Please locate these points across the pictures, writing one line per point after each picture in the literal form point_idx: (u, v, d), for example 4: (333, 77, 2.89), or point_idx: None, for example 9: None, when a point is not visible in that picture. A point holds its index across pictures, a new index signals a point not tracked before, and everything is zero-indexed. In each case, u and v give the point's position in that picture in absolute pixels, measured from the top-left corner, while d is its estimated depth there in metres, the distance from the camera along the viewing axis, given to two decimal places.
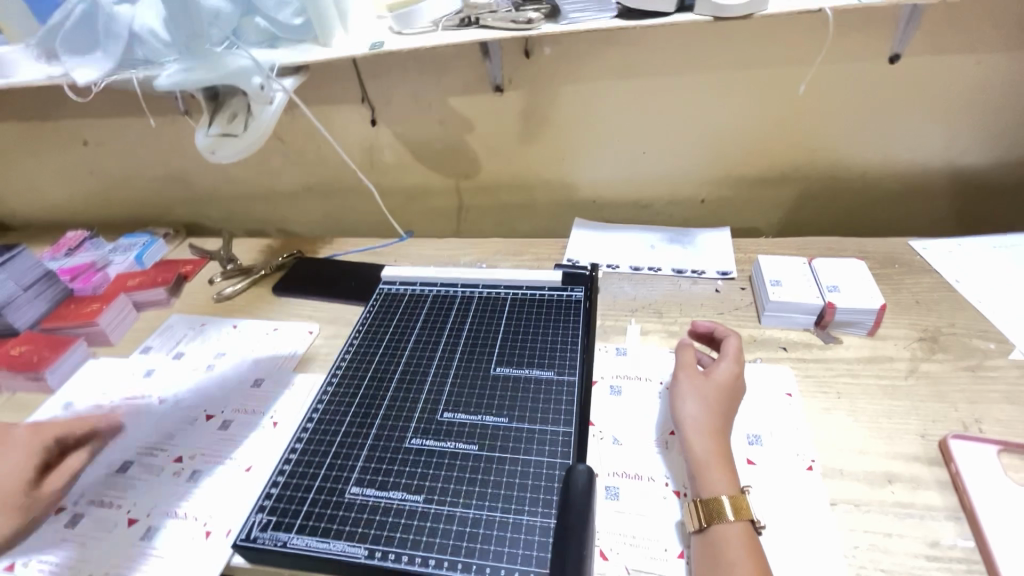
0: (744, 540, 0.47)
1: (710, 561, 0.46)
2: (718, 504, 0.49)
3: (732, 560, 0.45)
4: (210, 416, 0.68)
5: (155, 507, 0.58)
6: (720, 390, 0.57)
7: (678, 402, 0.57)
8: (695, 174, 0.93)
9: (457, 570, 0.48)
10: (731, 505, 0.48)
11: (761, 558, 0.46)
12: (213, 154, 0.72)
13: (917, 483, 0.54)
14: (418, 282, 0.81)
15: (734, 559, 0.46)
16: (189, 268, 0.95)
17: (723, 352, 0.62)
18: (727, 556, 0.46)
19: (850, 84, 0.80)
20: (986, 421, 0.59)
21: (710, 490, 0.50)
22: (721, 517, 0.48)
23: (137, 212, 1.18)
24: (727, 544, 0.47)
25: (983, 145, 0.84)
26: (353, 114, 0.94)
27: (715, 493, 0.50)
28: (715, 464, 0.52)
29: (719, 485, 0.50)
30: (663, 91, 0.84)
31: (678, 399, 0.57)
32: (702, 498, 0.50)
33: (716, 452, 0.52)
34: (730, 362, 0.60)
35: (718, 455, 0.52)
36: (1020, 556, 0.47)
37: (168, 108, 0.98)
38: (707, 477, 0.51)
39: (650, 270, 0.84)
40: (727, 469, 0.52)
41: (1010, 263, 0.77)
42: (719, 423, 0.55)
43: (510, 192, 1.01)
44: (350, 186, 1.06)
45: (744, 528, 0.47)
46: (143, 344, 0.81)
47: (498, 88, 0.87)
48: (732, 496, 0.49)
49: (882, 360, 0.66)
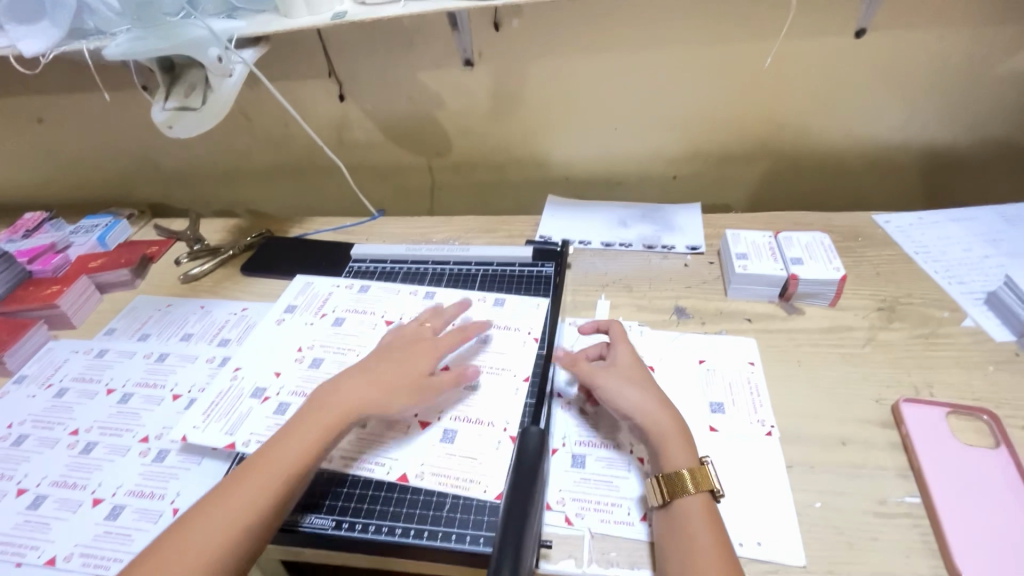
0: (705, 512, 0.48)
1: (672, 532, 0.47)
2: (680, 478, 0.49)
3: (694, 533, 0.46)
4: (177, 395, 0.67)
5: (120, 487, 0.58)
6: (634, 368, 0.58)
7: (616, 399, 0.55)
8: (666, 150, 0.94)
9: (423, 538, 0.51)
10: (690, 478, 0.49)
11: (719, 528, 0.47)
12: (171, 129, 0.69)
13: (870, 445, 0.56)
14: (389, 260, 0.83)
15: (698, 530, 0.46)
16: (155, 249, 0.93)
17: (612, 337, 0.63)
18: (690, 528, 0.47)
19: (817, 59, 0.81)
20: (937, 385, 0.61)
21: (672, 464, 0.50)
22: (684, 491, 0.48)
23: (100, 193, 1.14)
24: (690, 516, 0.47)
25: (944, 120, 0.86)
26: (320, 90, 0.92)
27: (676, 468, 0.50)
28: (675, 439, 0.52)
29: (679, 459, 0.51)
30: (632, 65, 0.83)
31: (616, 396, 0.55)
32: (664, 473, 0.50)
33: (675, 427, 0.53)
34: (624, 343, 0.61)
35: (675, 428, 0.53)
36: (961, 510, 0.50)
37: (124, 83, 0.94)
38: (669, 451, 0.51)
39: (621, 246, 0.84)
40: (687, 443, 0.52)
41: (965, 234, 0.80)
42: (659, 399, 0.55)
43: (483, 168, 1.00)
44: (321, 165, 1.04)
45: (703, 499, 0.48)
46: (106, 326, 0.80)
47: (469, 62, 0.85)
48: (693, 470, 0.49)
49: (842, 330, 0.68)
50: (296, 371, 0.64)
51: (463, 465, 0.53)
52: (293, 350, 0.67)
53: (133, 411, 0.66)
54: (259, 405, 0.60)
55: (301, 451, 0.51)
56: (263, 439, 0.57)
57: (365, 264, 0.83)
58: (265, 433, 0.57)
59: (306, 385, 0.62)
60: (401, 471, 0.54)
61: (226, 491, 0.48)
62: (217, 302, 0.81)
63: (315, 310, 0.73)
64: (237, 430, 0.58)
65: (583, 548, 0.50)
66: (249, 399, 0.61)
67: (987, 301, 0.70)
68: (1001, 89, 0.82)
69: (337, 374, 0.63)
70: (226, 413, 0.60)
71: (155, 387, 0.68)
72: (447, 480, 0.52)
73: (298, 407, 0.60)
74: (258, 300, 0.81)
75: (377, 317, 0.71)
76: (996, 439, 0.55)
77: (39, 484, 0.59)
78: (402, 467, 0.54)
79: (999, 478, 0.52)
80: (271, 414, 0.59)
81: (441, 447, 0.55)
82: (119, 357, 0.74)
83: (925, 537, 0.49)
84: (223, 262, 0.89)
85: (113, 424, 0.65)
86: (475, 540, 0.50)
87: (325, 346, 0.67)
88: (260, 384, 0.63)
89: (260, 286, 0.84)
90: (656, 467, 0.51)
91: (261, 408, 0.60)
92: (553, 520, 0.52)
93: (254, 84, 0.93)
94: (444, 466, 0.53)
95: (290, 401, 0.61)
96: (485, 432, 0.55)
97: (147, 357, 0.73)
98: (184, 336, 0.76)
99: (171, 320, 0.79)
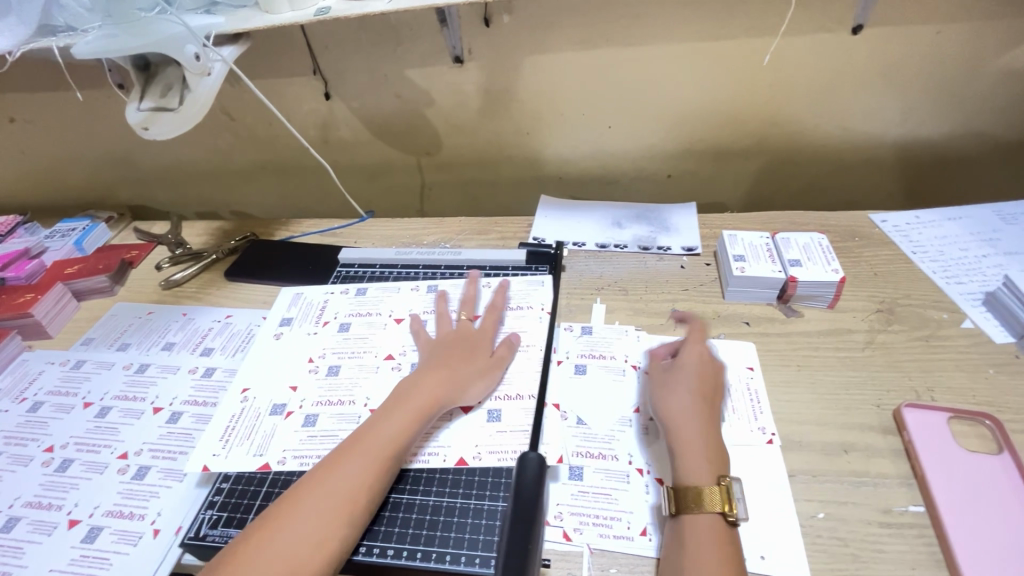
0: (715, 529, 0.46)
1: (675, 543, 0.47)
2: (693, 492, 0.47)
3: (695, 550, 0.45)
4: (158, 408, 0.64)
5: (97, 507, 0.55)
6: (695, 374, 0.57)
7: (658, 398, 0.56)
8: (660, 149, 0.92)
9: (416, 559, 0.49)
10: (710, 495, 0.47)
11: (726, 547, 0.45)
12: (145, 131, 0.66)
13: (872, 452, 0.55)
14: (378, 264, 0.81)
15: (705, 549, 0.45)
16: (135, 254, 0.89)
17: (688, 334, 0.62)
18: (693, 544, 0.45)
19: (813, 56, 0.79)
20: (938, 389, 0.60)
21: (692, 478, 0.49)
22: (695, 507, 0.47)
23: (77, 195, 1.11)
24: (699, 534, 0.46)
25: (939, 117, 0.85)
26: (305, 88, 0.89)
27: (696, 481, 0.48)
28: (702, 450, 0.50)
29: (701, 473, 0.49)
30: (626, 62, 0.82)
31: (660, 395, 0.56)
32: (678, 484, 0.49)
33: (705, 440, 0.51)
34: (697, 346, 0.60)
35: (705, 443, 0.51)
36: (967, 520, 0.49)
37: (98, 81, 0.90)
38: (687, 463, 0.50)
39: (616, 248, 0.83)
40: (715, 457, 0.50)
41: (962, 233, 0.79)
42: (704, 406, 0.53)
43: (474, 168, 0.98)
44: (308, 165, 1.01)
45: (717, 520, 0.46)
46: (83, 336, 0.77)
47: (458, 59, 0.83)
48: (707, 488, 0.47)
49: (841, 333, 0.67)
50: (313, 381, 0.63)
51: (517, 441, 0.55)
52: (304, 361, 0.65)
53: (111, 426, 0.63)
54: (284, 421, 0.59)
55: (396, 438, 0.51)
56: (301, 455, 0.55)
57: (354, 269, 0.81)
58: (299, 448, 0.56)
59: (329, 394, 0.61)
60: (458, 455, 0.54)
61: (324, 472, 0.48)
62: (200, 309, 0.79)
63: (314, 320, 0.71)
64: (267, 450, 0.56)
65: (582, 565, 0.48)
66: (270, 417, 0.59)
67: (986, 302, 0.69)
68: (998, 86, 0.81)
69: (361, 374, 0.63)
70: (247, 435, 0.58)
71: (135, 400, 0.66)
72: (505, 454, 0.54)
73: (328, 415, 0.59)
74: (244, 306, 0.79)
75: (385, 315, 0.70)
76: (999, 445, 0.54)
77: (11, 506, 0.56)
78: (457, 451, 0.55)
79: (1004, 485, 0.51)
80: (299, 427, 0.58)
81: (490, 426, 0.56)
82: (97, 369, 0.71)
83: (931, 547, 0.48)
84: (206, 267, 0.86)
85: (90, 440, 0.62)
86: (470, 560, 0.49)
87: (337, 353, 0.66)
88: (278, 401, 0.61)
89: (244, 292, 0.81)
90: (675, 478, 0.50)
91: (285, 425, 0.58)
92: (550, 535, 0.50)
93: (236, 82, 0.89)
94: (498, 442, 0.55)
95: (318, 411, 0.59)
96: (530, 409, 0.57)
97: (126, 368, 0.70)
98: (165, 345, 0.73)
99: (152, 328, 0.76)
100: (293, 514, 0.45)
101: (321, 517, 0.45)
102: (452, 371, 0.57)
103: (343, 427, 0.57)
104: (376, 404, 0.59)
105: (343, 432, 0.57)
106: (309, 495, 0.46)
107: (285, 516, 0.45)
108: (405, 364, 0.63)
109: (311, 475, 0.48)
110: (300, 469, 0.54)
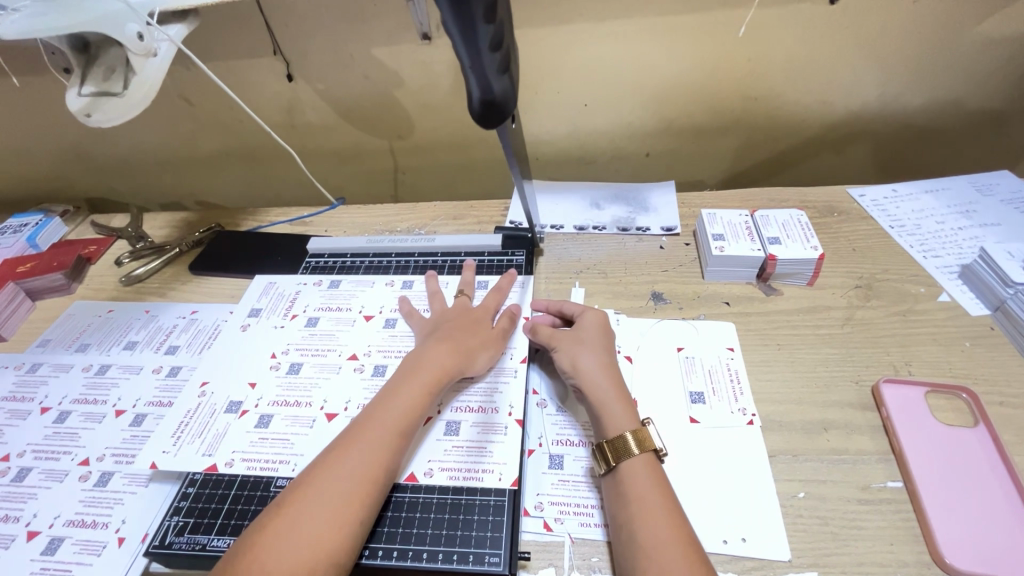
0: (629, 408, 0.52)
1: (618, 497, 0.47)
2: (621, 441, 0.49)
3: (639, 493, 0.46)
4: (120, 411, 0.62)
5: (58, 517, 0.53)
6: (597, 334, 0.59)
7: (576, 356, 0.57)
8: (638, 127, 0.90)
9: (392, 558, 0.47)
10: (634, 439, 0.49)
11: (664, 486, 0.46)
12: (88, 118, 0.61)
13: (851, 429, 0.55)
14: (349, 253, 0.78)
15: (599, 379, 0.54)
16: (92, 249, 0.85)
17: (583, 325, 0.61)
18: (634, 491, 0.46)
19: (792, 29, 0.77)
20: (915, 363, 0.60)
21: (614, 428, 0.50)
22: (626, 453, 0.48)
23: (29, 186, 1.05)
24: (603, 403, 0.53)
25: (917, 88, 0.84)
26: (266, 69, 0.85)
27: (619, 430, 0.50)
28: (666, 535, 0.43)
29: (635, 462, 0.48)
30: (601, 38, 0.79)
31: (575, 356, 0.57)
32: (608, 438, 0.50)
33: (673, 530, 0.43)
34: (594, 311, 0.62)
35: (617, 391, 0.54)
36: (947, 498, 0.49)
37: (34, 65, 0.84)
38: (610, 413, 0.52)
39: (595, 229, 0.81)
40: (654, 468, 0.48)
41: (936, 206, 0.79)
42: (611, 366, 0.56)
43: (449, 150, 0.95)
44: (273, 151, 0.97)
45: (647, 459, 0.48)
46: (39, 338, 0.73)
47: (426, 36, 0.78)
48: (635, 430, 0.50)
49: (820, 309, 0.67)
50: (273, 379, 0.60)
51: (471, 455, 0.53)
52: (267, 356, 0.63)
53: (70, 431, 0.60)
54: (237, 421, 0.57)
55: (406, 412, 0.51)
56: (249, 458, 0.54)
57: (323, 259, 0.78)
58: (249, 450, 0.54)
59: (287, 394, 0.59)
60: (411, 470, 0.52)
61: (332, 459, 0.47)
62: (163, 305, 0.75)
63: (282, 313, 0.69)
64: (216, 450, 0.54)
65: (563, 555, 0.47)
66: (224, 416, 0.57)
67: (962, 274, 0.69)
68: (974, 56, 0.80)
69: (321, 375, 0.61)
70: (200, 432, 0.56)
71: (96, 403, 0.63)
72: (456, 472, 0.52)
73: (283, 416, 0.57)
74: (209, 300, 0.75)
75: (355, 312, 0.68)
76: (975, 417, 0.54)
77: None
78: (410, 466, 0.53)
79: (979, 458, 0.51)
80: (252, 428, 0.56)
81: (447, 440, 0.54)
82: (54, 372, 0.67)
83: (908, 522, 0.48)
84: (170, 261, 0.83)
85: (49, 448, 0.59)
86: (448, 557, 0.47)
87: (302, 350, 0.64)
88: (234, 398, 0.59)
89: (210, 285, 0.78)
90: (600, 434, 0.51)
91: (239, 424, 0.56)
92: (529, 528, 0.49)
93: (188, 64, 0.84)
94: (452, 459, 0.53)
95: (273, 412, 0.57)
96: (489, 421, 0.55)
97: (85, 370, 0.67)
98: (127, 344, 0.70)
99: (113, 328, 0.73)
100: (306, 503, 0.44)
101: (339, 503, 0.44)
102: (455, 344, 0.57)
103: (297, 431, 0.55)
104: (335, 407, 0.57)
105: (296, 437, 0.55)
106: (321, 481, 0.45)
107: (300, 502, 0.44)
108: (369, 366, 0.61)
109: (315, 468, 0.47)
110: (247, 474, 0.53)
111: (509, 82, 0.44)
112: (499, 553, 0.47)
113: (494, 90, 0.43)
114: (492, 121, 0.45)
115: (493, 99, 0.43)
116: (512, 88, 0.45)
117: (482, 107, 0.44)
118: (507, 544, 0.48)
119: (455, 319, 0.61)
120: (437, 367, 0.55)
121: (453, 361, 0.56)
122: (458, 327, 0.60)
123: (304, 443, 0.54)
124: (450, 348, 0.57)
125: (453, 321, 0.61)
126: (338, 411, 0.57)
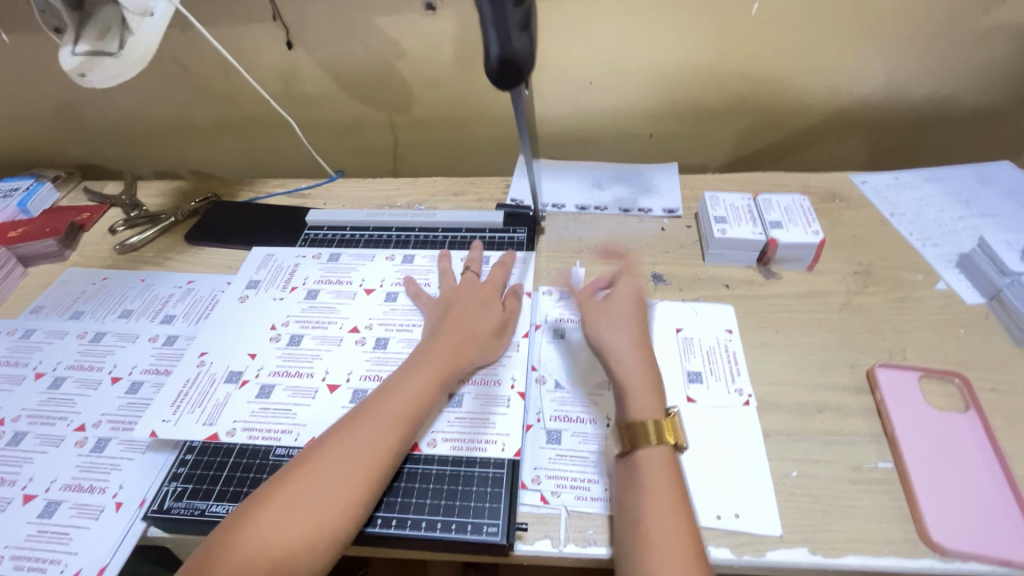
0: (655, 392, 0.52)
1: (631, 484, 0.47)
2: (643, 429, 0.49)
3: (652, 484, 0.46)
4: (116, 378, 0.61)
5: (55, 481, 0.53)
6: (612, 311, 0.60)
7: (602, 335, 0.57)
8: (642, 108, 0.89)
9: (390, 527, 0.48)
10: (654, 429, 0.49)
11: (678, 478, 0.47)
12: (84, 77, 0.60)
13: (845, 411, 0.56)
14: (348, 226, 0.77)
15: (627, 364, 0.54)
16: (85, 216, 0.83)
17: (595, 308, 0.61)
18: (647, 481, 0.46)
19: (803, 10, 0.76)
20: (910, 348, 0.61)
21: (638, 413, 0.50)
22: (646, 442, 0.48)
23: (19, 151, 1.03)
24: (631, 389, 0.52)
25: (924, 75, 0.83)
26: (265, 36, 0.83)
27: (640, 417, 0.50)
28: (671, 530, 0.43)
29: (654, 453, 0.48)
30: (608, 13, 0.77)
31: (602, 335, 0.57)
32: (629, 424, 0.50)
33: (679, 525, 0.43)
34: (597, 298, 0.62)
35: (647, 376, 0.53)
36: (937, 482, 0.49)
37: (25, 23, 0.81)
38: (634, 400, 0.51)
39: (597, 210, 0.80)
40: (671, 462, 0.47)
41: (937, 195, 0.79)
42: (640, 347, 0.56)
43: (450, 126, 0.94)
44: (271, 121, 0.95)
45: (666, 451, 0.48)
46: (33, 303, 0.72)
47: (430, 6, 0.76)
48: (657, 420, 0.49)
49: (819, 294, 0.67)
50: (273, 350, 0.60)
51: (475, 429, 0.53)
52: (267, 327, 0.63)
53: (65, 397, 0.60)
54: (238, 390, 0.56)
55: (416, 397, 0.51)
56: (250, 427, 0.54)
57: (322, 232, 0.77)
58: (250, 420, 0.54)
59: (288, 364, 0.59)
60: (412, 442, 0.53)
61: (341, 437, 0.47)
62: (159, 274, 0.74)
63: (281, 285, 0.68)
64: (217, 420, 0.54)
65: (559, 528, 0.48)
66: (224, 385, 0.57)
67: (959, 263, 0.70)
68: (984, 44, 0.79)
69: (322, 347, 0.60)
70: (199, 402, 0.56)
71: (91, 369, 0.62)
72: (457, 443, 0.52)
73: (283, 387, 0.57)
74: (206, 271, 0.75)
75: (355, 285, 0.67)
76: (966, 402, 0.55)
77: None
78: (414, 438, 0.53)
79: (969, 443, 0.52)
80: (253, 398, 0.56)
81: (449, 412, 0.55)
82: (48, 338, 0.67)
83: (897, 501, 0.49)
84: (165, 230, 0.82)
85: (44, 413, 0.59)
86: (447, 526, 0.48)
87: (301, 322, 0.63)
88: (234, 368, 0.58)
89: (207, 256, 0.77)
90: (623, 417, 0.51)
91: (240, 394, 0.56)
92: (527, 500, 0.50)
93: (185, 27, 0.82)
94: (455, 431, 0.53)
95: (274, 382, 0.57)
96: (491, 395, 0.55)
97: (80, 337, 0.66)
98: (122, 313, 0.69)
99: (107, 296, 0.72)
100: (311, 480, 0.44)
101: (344, 484, 0.44)
102: (467, 332, 0.57)
103: (297, 401, 0.55)
104: (336, 378, 0.57)
105: (298, 408, 0.55)
106: (326, 461, 0.45)
107: (308, 480, 0.44)
108: (370, 339, 0.61)
109: (323, 444, 0.47)
110: (248, 443, 0.53)
111: (528, 41, 0.43)
112: (497, 524, 0.48)
113: (514, 46, 0.42)
114: (508, 81, 0.44)
115: (510, 57, 0.42)
116: (530, 48, 0.44)
117: (499, 66, 0.43)
118: (505, 515, 0.48)
119: (467, 305, 0.60)
120: (450, 354, 0.54)
121: (464, 349, 0.55)
122: (469, 314, 0.59)
123: (305, 413, 0.54)
124: (461, 336, 0.56)
125: (468, 306, 0.60)
126: (339, 382, 0.57)
